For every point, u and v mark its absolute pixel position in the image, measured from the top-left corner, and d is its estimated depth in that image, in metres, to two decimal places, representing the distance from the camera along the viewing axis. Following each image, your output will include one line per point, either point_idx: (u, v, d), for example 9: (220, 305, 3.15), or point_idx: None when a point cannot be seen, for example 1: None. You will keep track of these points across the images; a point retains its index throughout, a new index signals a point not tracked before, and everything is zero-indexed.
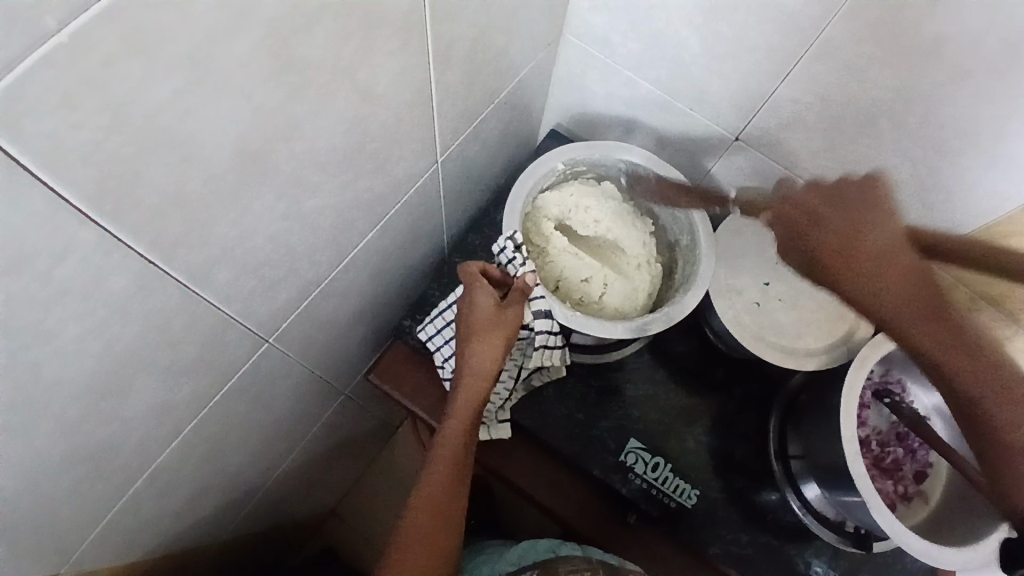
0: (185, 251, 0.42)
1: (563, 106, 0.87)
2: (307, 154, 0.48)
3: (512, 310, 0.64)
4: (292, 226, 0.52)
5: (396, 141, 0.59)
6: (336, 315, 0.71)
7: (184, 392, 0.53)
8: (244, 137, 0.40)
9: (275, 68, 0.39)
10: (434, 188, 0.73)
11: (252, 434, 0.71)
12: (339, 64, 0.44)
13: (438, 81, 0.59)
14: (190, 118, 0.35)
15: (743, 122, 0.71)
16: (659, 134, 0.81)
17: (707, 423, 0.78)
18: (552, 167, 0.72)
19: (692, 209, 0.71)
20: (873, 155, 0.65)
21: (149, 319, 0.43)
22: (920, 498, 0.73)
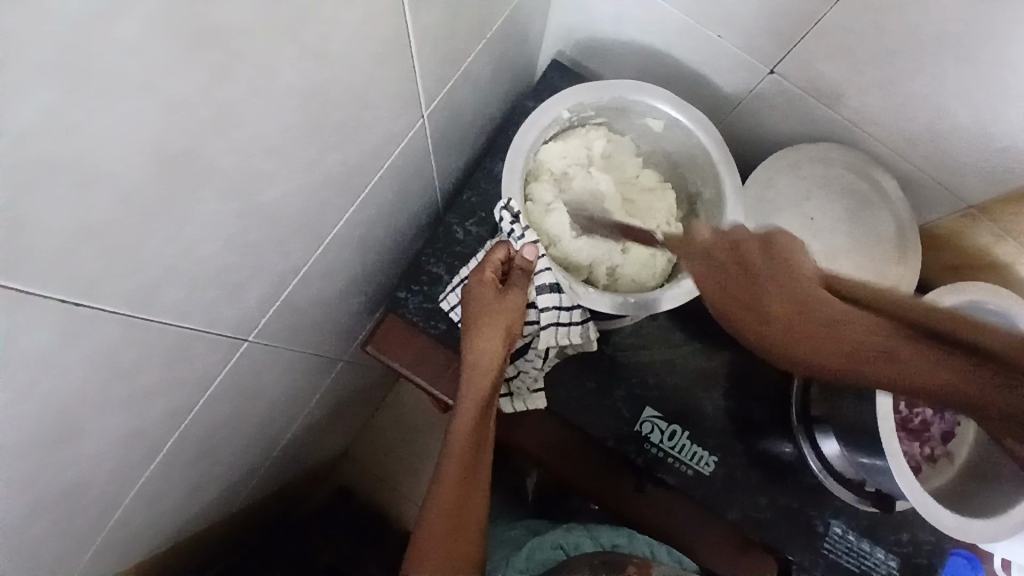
0: (119, 281, 0.35)
1: (564, 31, 0.75)
2: (256, 140, 0.39)
3: (515, 290, 0.61)
4: (252, 221, 0.44)
5: (367, 102, 0.49)
6: (321, 294, 0.65)
7: (155, 411, 0.47)
8: (165, 139, 0.32)
9: (190, 50, 0.30)
10: (419, 145, 0.64)
11: (245, 423, 0.68)
12: (279, 27, 0.35)
13: (413, 26, 0.48)
14: (86, 134, 0.27)
15: (779, 52, 0.61)
16: (677, 64, 0.70)
17: (725, 385, 0.74)
18: (556, 115, 0.62)
19: (717, 159, 0.62)
20: (931, 91, 0.55)
21: (93, 358, 0.37)
22: (946, 459, 0.70)
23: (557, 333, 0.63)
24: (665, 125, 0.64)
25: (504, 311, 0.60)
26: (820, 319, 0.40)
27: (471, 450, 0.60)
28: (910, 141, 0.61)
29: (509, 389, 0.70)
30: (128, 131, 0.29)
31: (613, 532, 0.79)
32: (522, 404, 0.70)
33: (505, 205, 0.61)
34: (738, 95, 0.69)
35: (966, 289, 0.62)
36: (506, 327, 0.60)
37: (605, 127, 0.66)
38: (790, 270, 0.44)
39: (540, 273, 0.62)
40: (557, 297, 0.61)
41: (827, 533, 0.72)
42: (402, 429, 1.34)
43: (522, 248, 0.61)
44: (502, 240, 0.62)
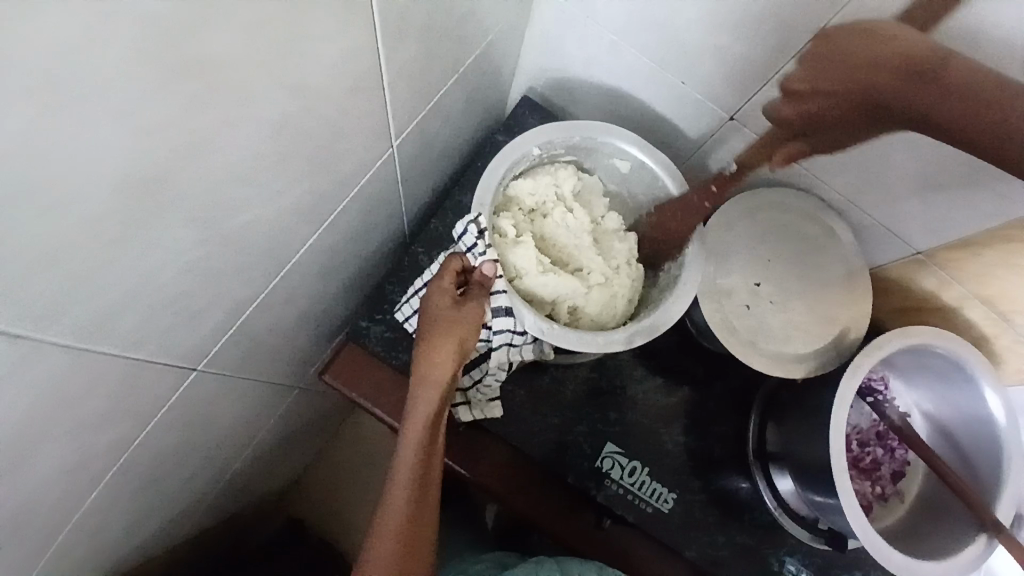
0: (69, 308, 0.33)
1: (536, 71, 0.77)
2: (226, 168, 0.38)
3: (472, 302, 0.60)
4: (213, 249, 0.43)
5: (340, 132, 0.49)
6: (281, 320, 0.64)
7: (101, 441, 0.45)
8: (131, 164, 0.31)
9: (165, 78, 0.30)
10: (390, 174, 0.64)
11: (193, 451, 0.65)
12: (258, 58, 0.35)
13: (388, 60, 0.48)
14: (47, 155, 0.27)
15: (741, 102, 0.64)
16: (645, 106, 0.72)
17: (685, 422, 0.74)
18: (527, 151, 0.64)
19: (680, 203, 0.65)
20: None
21: (37, 387, 0.35)
22: (896, 496, 0.73)
23: (509, 353, 0.63)
24: (632, 166, 0.67)
25: (460, 323, 0.60)
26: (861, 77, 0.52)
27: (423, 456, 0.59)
28: (861, 192, 0.64)
29: (464, 398, 0.69)
30: (96, 153, 0.29)
31: (584, 565, 0.68)
32: (480, 412, 0.70)
33: (471, 220, 0.60)
34: (699, 143, 0.72)
35: (919, 332, 0.65)
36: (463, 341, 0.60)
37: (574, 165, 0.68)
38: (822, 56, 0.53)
39: (496, 295, 0.61)
40: (511, 320, 0.61)
41: (782, 571, 0.72)
42: (361, 457, 1.30)
43: (483, 264, 0.60)
44: (459, 253, 0.62)
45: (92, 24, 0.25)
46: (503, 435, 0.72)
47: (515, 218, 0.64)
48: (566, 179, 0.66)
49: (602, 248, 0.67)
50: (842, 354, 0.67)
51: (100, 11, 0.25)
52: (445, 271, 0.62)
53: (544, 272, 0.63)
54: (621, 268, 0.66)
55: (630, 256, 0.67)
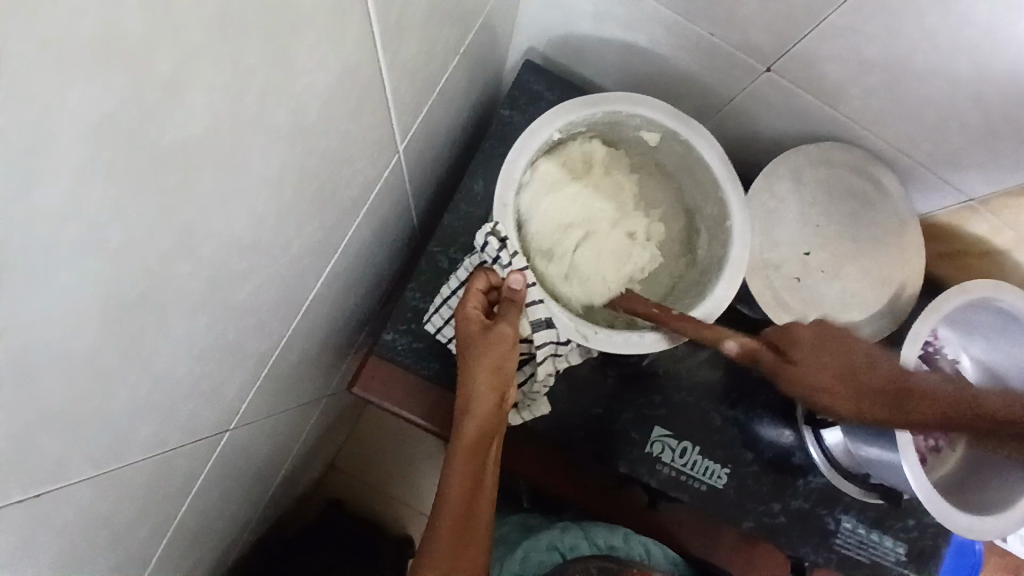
0: (80, 449, 0.29)
1: (538, 30, 0.68)
2: (229, 244, 0.33)
3: (506, 318, 0.55)
4: (226, 324, 0.38)
5: (346, 158, 0.42)
6: (303, 352, 0.59)
7: (141, 536, 0.42)
8: (119, 288, 0.26)
9: (136, 184, 0.24)
10: (397, 179, 0.57)
11: (233, 495, 0.62)
12: (245, 115, 0.28)
13: (390, 66, 0.41)
14: (18, 321, 0.21)
15: (780, 52, 0.56)
16: (665, 61, 0.65)
17: (733, 395, 0.72)
18: (549, 134, 0.59)
19: (721, 175, 0.60)
20: (936, 95, 0.53)
21: (67, 527, 0.31)
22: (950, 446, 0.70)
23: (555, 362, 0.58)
24: (661, 138, 0.62)
25: (495, 344, 0.54)
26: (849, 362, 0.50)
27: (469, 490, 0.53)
28: (913, 142, 0.59)
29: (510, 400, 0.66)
30: (78, 298, 0.24)
31: (609, 532, 0.70)
32: (529, 414, 0.66)
33: (490, 230, 0.56)
34: (730, 95, 0.65)
35: (976, 286, 0.62)
36: (502, 361, 0.54)
37: (597, 141, 0.64)
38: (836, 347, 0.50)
39: (532, 307, 0.56)
40: (553, 333, 0.56)
41: (838, 530, 0.72)
42: (393, 435, 1.29)
43: (510, 276, 0.56)
44: (485, 266, 0.57)
45: (23, 161, 0.18)
46: (548, 433, 0.69)
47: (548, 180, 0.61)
48: (595, 151, 0.64)
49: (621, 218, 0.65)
50: (898, 315, 0.63)
51: (40, 144, 0.19)
52: (472, 292, 0.57)
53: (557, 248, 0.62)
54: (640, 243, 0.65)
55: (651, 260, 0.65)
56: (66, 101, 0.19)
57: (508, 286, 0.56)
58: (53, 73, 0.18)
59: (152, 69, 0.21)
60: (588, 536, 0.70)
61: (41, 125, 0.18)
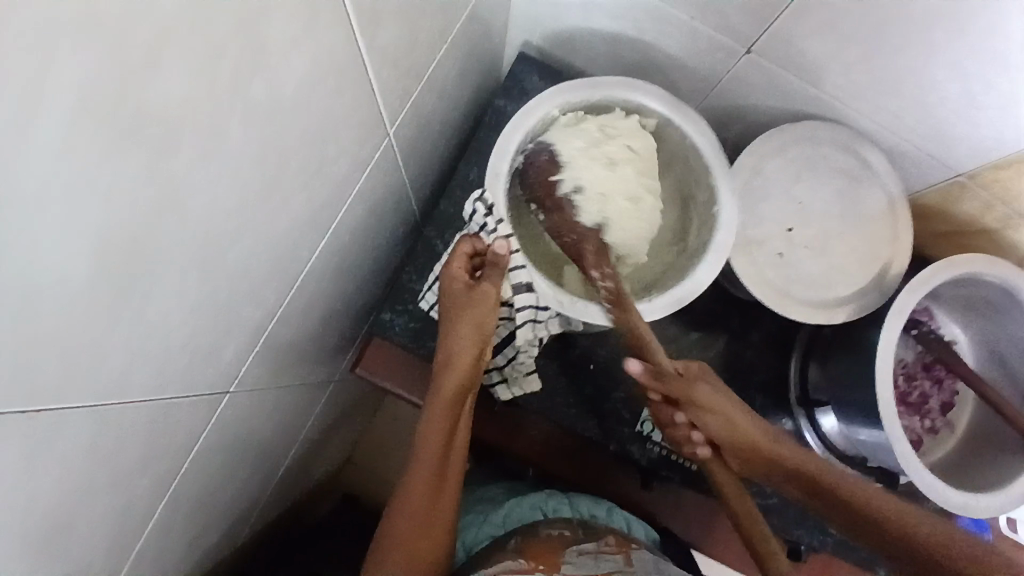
0: (78, 381, 0.32)
1: (530, 23, 0.71)
2: (215, 205, 0.36)
3: (489, 280, 0.57)
4: (216, 284, 0.41)
5: (331, 136, 0.46)
6: (304, 327, 0.63)
7: (143, 485, 0.46)
8: (111, 233, 0.29)
9: (123, 137, 0.27)
10: (391, 162, 0.61)
11: (239, 465, 0.66)
12: (224, 83, 0.32)
13: (371, 49, 0.45)
14: (16, 250, 0.25)
15: (758, 31, 0.58)
16: (651, 47, 0.67)
17: (724, 375, 0.73)
18: (545, 115, 0.61)
19: (705, 155, 0.61)
20: (914, 69, 0.54)
21: (68, 457, 0.35)
22: (947, 428, 0.71)
23: (534, 328, 0.62)
24: (656, 124, 0.64)
25: (476, 304, 0.57)
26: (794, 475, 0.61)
27: (444, 439, 0.56)
28: (895, 118, 0.60)
29: (501, 375, 0.69)
30: (72, 237, 0.27)
31: (594, 503, 0.69)
32: (519, 388, 0.69)
33: (478, 197, 0.58)
34: (716, 79, 0.66)
35: (971, 261, 0.61)
36: (482, 321, 0.57)
37: None
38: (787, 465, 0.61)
39: (515, 272, 0.59)
40: (532, 296, 0.59)
41: None
42: (405, 429, 1.31)
43: (496, 242, 0.57)
44: (470, 233, 0.59)
45: (21, 106, 0.22)
46: (540, 412, 0.71)
47: (589, 136, 0.60)
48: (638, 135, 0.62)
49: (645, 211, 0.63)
50: (886, 291, 0.64)
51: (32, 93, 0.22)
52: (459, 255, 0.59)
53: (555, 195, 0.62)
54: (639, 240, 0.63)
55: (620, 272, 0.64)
56: (57, 57, 0.22)
57: (492, 251, 0.58)
58: (46, 31, 0.21)
59: (135, 36, 0.25)
60: (573, 502, 0.69)
61: (34, 78, 0.22)
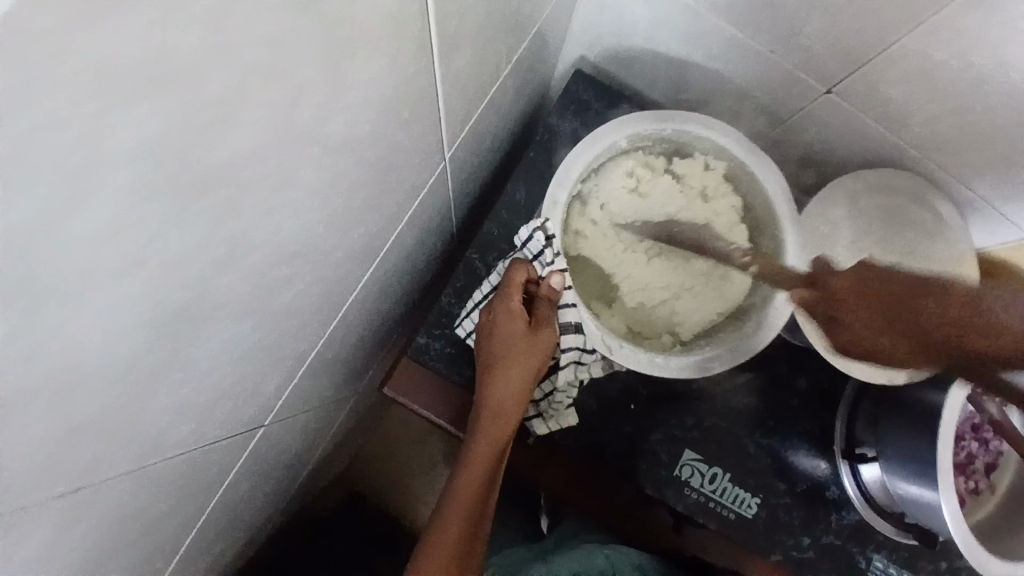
0: (122, 447, 0.29)
1: (591, 41, 0.68)
2: (275, 253, 0.33)
3: (548, 326, 0.55)
4: (267, 326, 0.38)
5: (393, 168, 0.42)
6: (338, 351, 0.60)
7: (170, 527, 0.43)
8: (165, 295, 0.26)
9: (191, 195, 0.24)
10: (441, 186, 0.57)
11: (262, 488, 0.63)
12: (300, 130, 0.28)
13: (443, 76, 0.41)
14: (60, 331, 0.21)
15: (842, 72, 0.54)
16: (720, 77, 0.63)
17: (767, 422, 0.70)
18: (612, 144, 0.58)
19: (778, 199, 0.58)
20: (1013, 128, 0.51)
21: (99, 515, 0.32)
22: (989, 490, 0.69)
23: (576, 371, 0.58)
24: (726, 167, 0.60)
25: (534, 351, 0.55)
26: (909, 325, 0.57)
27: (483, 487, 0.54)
28: (978, 171, 0.57)
29: (538, 410, 0.66)
30: (123, 305, 0.24)
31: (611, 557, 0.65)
32: (556, 423, 0.67)
33: (538, 225, 0.55)
34: (786, 115, 0.63)
35: None
36: (535, 369, 0.55)
37: (664, 158, 0.61)
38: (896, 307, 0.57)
39: (564, 309, 0.56)
40: (581, 337, 0.56)
41: (869, 568, 0.70)
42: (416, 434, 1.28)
43: (549, 276, 0.55)
44: (522, 259, 0.56)
45: (84, 169, 0.19)
46: (574, 449, 0.68)
47: (623, 185, 0.59)
48: (680, 175, 0.60)
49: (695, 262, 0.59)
50: None
51: (93, 164, 0.19)
52: (513, 287, 0.55)
53: (604, 240, 0.60)
54: (683, 295, 0.60)
55: (670, 322, 0.61)
56: (129, 116, 0.19)
57: (547, 285, 0.55)
58: (117, 91, 0.18)
59: (212, 91, 0.21)
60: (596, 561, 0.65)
61: (96, 145, 0.19)
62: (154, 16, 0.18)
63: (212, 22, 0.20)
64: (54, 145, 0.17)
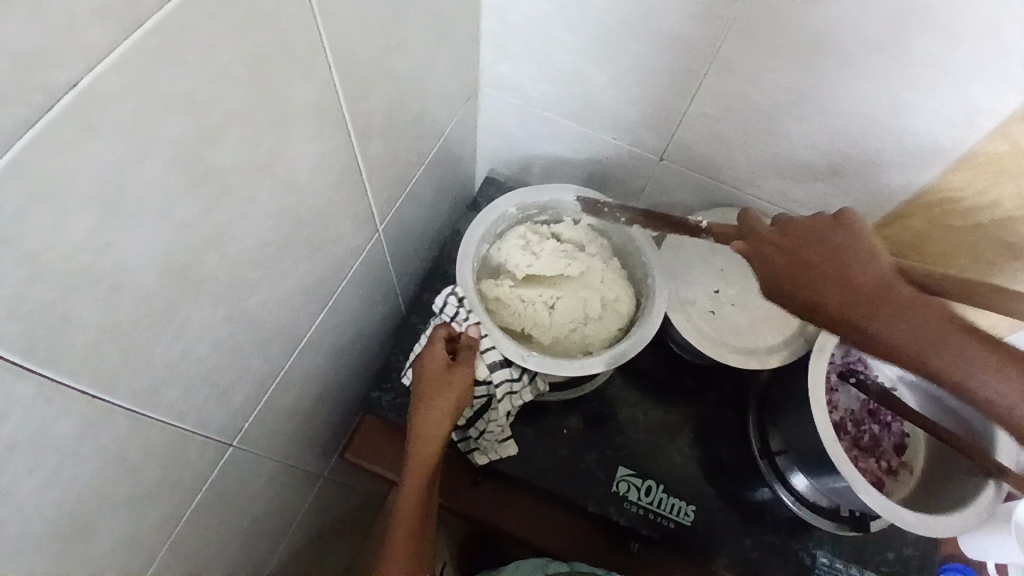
0: (128, 379, 0.41)
1: (492, 154, 0.90)
2: (244, 256, 0.48)
3: (463, 365, 0.69)
4: (237, 326, 0.51)
5: (331, 221, 0.58)
6: (302, 400, 0.70)
7: (153, 517, 0.50)
8: (171, 253, 0.40)
9: (193, 184, 0.39)
10: (379, 255, 0.73)
11: (234, 541, 0.69)
12: (258, 161, 0.44)
13: (362, 157, 0.59)
14: (112, 250, 0.35)
15: (664, 141, 0.75)
16: (588, 163, 0.84)
17: (689, 435, 0.79)
18: (503, 212, 0.75)
19: (637, 234, 0.74)
20: (789, 155, 0.69)
21: (102, 456, 0.42)
22: (905, 469, 0.77)
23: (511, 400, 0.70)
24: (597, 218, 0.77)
25: (452, 386, 0.68)
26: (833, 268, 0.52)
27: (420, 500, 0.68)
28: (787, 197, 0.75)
29: (477, 443, 0.74)
30: (147, 251, 0.38)
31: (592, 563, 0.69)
32: (495, 454, 0.74)
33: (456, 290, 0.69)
34: (645, 180, 0.82)
35: None
36: (454, 401, 0.69)
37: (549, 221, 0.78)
38: (835, 253, 0.52)
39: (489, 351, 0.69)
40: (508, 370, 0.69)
41: (815, 564, 0.74)
42: None
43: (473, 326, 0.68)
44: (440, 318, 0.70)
45: (139, 152, 0.34)
46: (520, 478, 0.75)
47: (517, 246, 0.75)
48: (562, 233, 0.77)
49: (591, 293, 0.73)
50: (809, 339, 0.74)
51: (147, 144, 0.34)
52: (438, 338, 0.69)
53: (512, 286, 0.73)
54: (589, 320, 0.73)
55: (582, 342, 0.73)
56: (170, 119, 0.35)
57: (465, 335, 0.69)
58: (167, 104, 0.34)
59: (210, 117, 0.38)
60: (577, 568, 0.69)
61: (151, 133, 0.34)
62: (183, 69, 0.34)
63: (212, 79, 0.37)
64: (130, 129, 0.33)
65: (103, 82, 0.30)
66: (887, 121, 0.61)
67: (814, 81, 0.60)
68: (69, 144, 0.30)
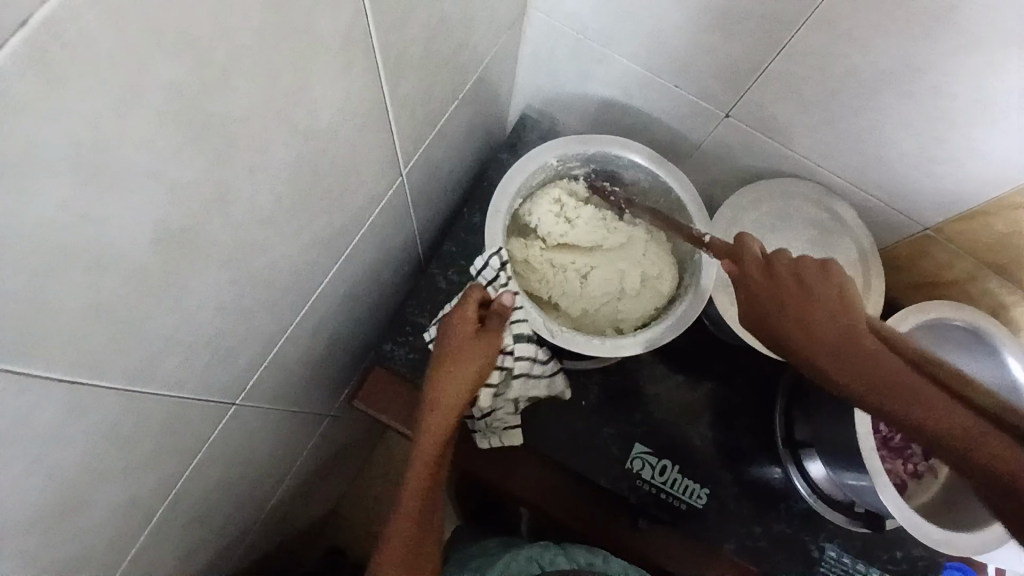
0: (117, 356, 0.36)
1: (532, 90, 0.80)
2: (253, 215, 0.41)
3: (490, 330, 0.62)
4: (243, 289, 0.45)
5: (352, 170, 0.51)
6: (311, 351, 0.66)
7: (150, 480, 0.48)
8: (167, 219, 0.33)
9: (193, 137, 0.32)
10: (401, 201, 0.66)
11: (235, 486, 0.67)
12: (273, 107, 0.37)
13: (392, 97, 0.51)
14: (93, 220, 0.29)
15: (734, 98, 0.65)
16: (640, 113, 0.75)
17: (709, 417, 0.75)
18: (543, 164, 0.67)
19: (690, 204, 0.66)
20: (876, 131, 0.60)
21: (90, 433, 0.38)
22: (930, 473, 0.73)
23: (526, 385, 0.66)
24: (646, 179, 0.69)
25: (478, 352, 0.62)
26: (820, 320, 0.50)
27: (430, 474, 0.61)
28: (860, 175, 0.67)
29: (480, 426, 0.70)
30: (135, 218, 0.31)
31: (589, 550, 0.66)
32: (498, 441, 0.70)
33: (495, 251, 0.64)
34: (701, 138, 0.73)
35: (936, 307, 0.67)
36: (477, 369, 0.62)
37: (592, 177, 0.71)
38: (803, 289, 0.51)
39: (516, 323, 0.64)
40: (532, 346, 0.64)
41: (822, 557, 0.72)
42: None
43: (502, 294, 0.63)
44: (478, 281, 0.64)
45: (123, 102, 0.27)
46: (531, 445, 0.73)
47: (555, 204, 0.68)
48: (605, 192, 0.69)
49: (630, 266, 0.67)
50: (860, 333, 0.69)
51: (134, 92, 0.27)
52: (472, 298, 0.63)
53: (544, 250, 0.68)
54: (624, 295, 0.67)
55: (614, 317, 0.68)
56: (162, 59, 0.27)
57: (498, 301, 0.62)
58: (158, 40, 0.27)
59: (214, 56, 0.30)
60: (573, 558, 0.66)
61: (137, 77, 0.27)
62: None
63: (217, 8, 0.29)
64: (110, 74, 0.26)
65: (70, 13, 0.23)
66: (1004, 107, 0.52)
67: (932, 49, 0.51)
68: (28, 96, 0.23)
